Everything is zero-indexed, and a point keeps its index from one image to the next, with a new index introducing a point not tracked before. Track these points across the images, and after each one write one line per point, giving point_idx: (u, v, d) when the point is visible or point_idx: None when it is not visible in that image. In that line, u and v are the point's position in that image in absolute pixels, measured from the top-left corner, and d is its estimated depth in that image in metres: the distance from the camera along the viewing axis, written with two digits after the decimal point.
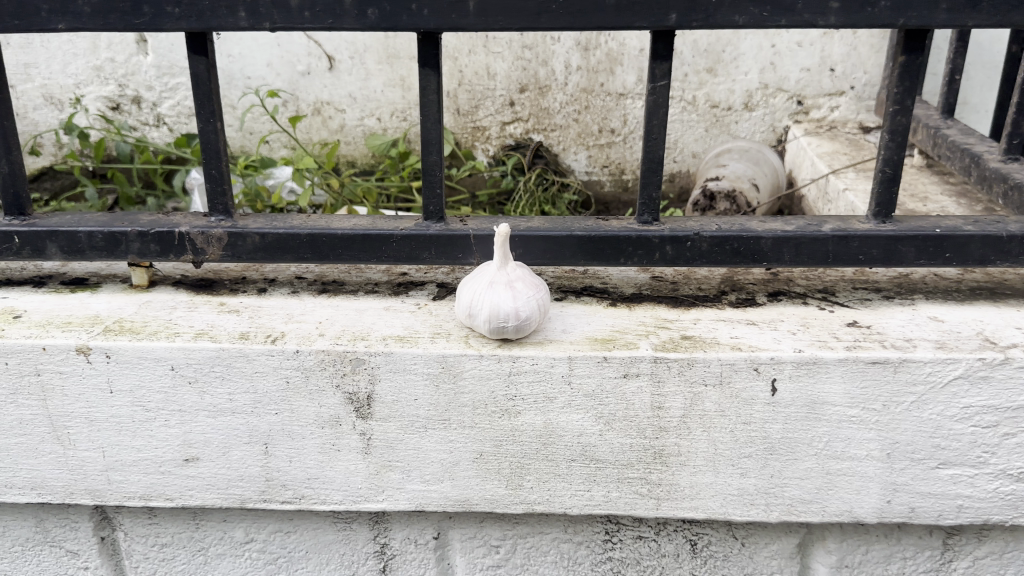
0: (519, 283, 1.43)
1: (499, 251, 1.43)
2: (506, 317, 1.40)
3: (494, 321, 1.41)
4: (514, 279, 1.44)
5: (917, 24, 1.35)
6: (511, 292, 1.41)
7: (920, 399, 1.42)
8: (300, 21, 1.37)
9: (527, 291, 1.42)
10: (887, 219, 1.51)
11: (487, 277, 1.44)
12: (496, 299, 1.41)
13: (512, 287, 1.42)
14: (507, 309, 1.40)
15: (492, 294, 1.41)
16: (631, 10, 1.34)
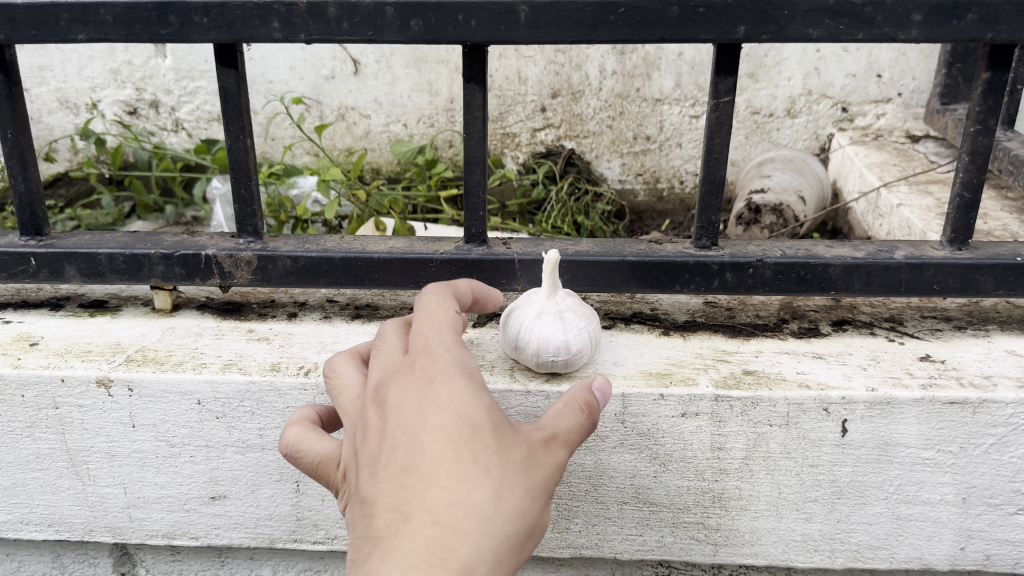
0: (570, 313, 1.31)
1: (548, 280, 1.30)
2: (556, 350, 1.30)
3: (542, 354, 1.30)
4: (565, 307, 1.32)
5: (1006, 38, 1.25)
6: (562, 323, 1.30)
7: (1000, 441, 1.32)
8: (338, 32, 1.28)
9: (578, 322, 1.31)
10: (963, 245, 1.41)
11: (535, 304, 1.32)
12: (545, 331, 1.30)
13: (564, 318, 1.31)
14: (558, 343, 1.29)
15: (541, 327, 1.30)
16: (696, 21, 1.24)
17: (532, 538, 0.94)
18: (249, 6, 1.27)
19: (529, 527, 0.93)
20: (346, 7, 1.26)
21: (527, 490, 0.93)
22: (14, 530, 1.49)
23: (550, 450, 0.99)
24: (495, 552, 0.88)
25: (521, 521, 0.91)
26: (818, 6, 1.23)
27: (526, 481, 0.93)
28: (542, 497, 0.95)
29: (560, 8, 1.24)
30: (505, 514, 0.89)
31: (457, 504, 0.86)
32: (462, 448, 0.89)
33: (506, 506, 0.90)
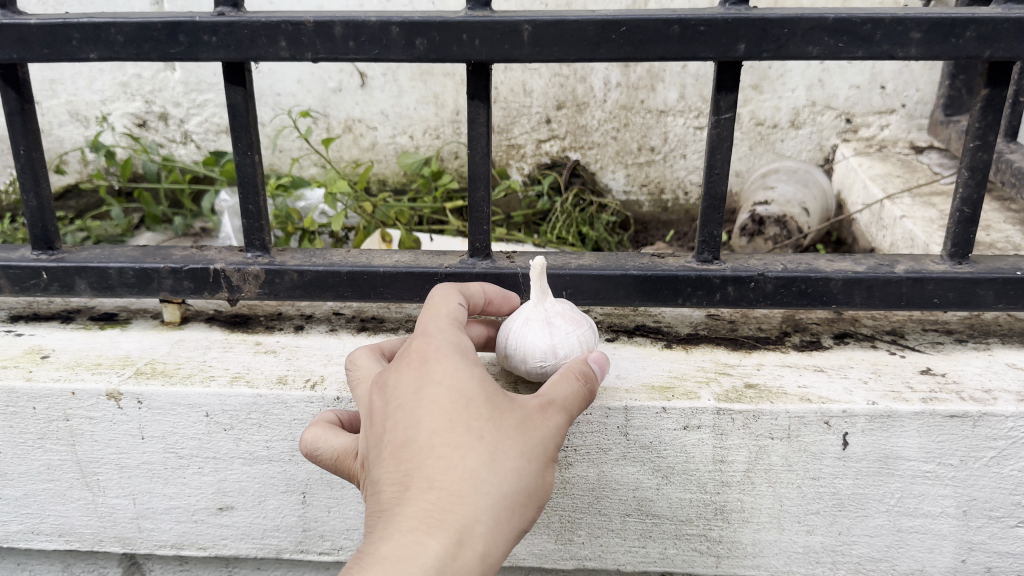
0: (558, 318, 1.28)
1: (536, 285, 1.27)
2: (541, 356, 1.26)
3: (530, 361, 1.27)
4: (553, 313, 1.28)
5: (1004, 56, 1.26)
6: (548, 328, 1.26)
7: (1000, 454, 1.33)
8: (344, 51, 1.30)
9: (567, 327, 1.27)
10: (964, 259, 1.43)
11: (522, 312, 1.29)
12: (532, 337, 1.26)
13: (550, 323, 1.27)
14: (543, 347, 1.26)
15: (527, 334, 1.27)
16: (697, 40, 1.26)
17: (534, 496, 0.99)
18: (257, 26, 1.30)
19: (529, 487, 0.98)
20: (351, 27, 1.28)
21: (523, 452, 0.99)
22: (25, 539, 1.51)
23: (549, 414, 1.05)
24: (491, 513, 0.94)
25: (517, 483, 0.97)
26: (817, 25, 1.25)
27: (523, 446, 0.99)
28: (543, 458, 1.01)
29: (562, 28, 1.26)
30: (499, 477, 0.96)
31: (452, 470, 0.94)
32: (453, 420, 0.97)
33: (500, 470, 0.96)
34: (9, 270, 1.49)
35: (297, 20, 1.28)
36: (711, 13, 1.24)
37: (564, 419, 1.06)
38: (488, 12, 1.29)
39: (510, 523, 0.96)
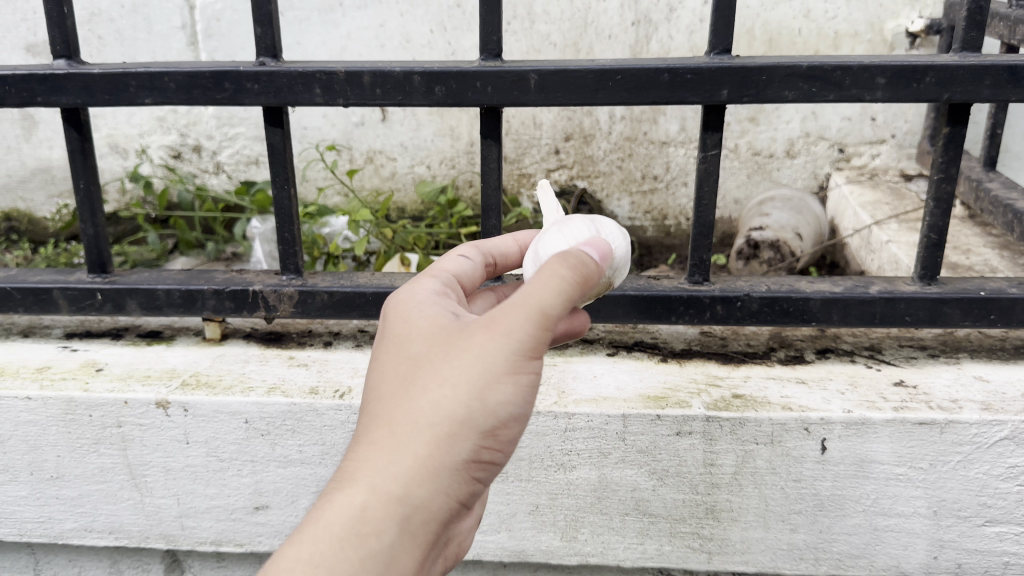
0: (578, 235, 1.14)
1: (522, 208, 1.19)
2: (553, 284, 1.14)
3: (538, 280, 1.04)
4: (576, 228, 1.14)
5: (961, 98, 1.40)
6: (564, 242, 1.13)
7: (966, 458, 1.45)
8: (372, 97, 1.48)
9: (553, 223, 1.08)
10: (933, 281, 1.57)
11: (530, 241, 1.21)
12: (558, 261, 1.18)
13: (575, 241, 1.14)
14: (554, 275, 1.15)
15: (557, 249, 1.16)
16: (684, 87, 1.42)
17: (477, 426, 0.84)
18: (295, 75, 1.47)
19: (467, 419, 0.84)
20: (379, 76, 1.46)
21: (459, 379, 0.83)
22: (78, 537, 1.65)
23: (487, 333, 0.84)
24: (419, 449, 0.83)
25: (448, 417, 0.83)
26: (792, 72, 1.40)
27: (461, 371, 0.83)
28: (490, 379, 0.83)
29: (565, 76, 1.43)
30: (429, 408, 0.83)
31: (369, 411, 0.87)
32: (391, 359, 0.89)
33: (431, 399, 0.83)
34: (68, 291, 1.65)
35: (331, 70, 1.46)
36: (696, 63, 1.41)
37: (529, 319, 0.83)
38: (500, 62, 1.46)
39: (450, 460, 0.84)
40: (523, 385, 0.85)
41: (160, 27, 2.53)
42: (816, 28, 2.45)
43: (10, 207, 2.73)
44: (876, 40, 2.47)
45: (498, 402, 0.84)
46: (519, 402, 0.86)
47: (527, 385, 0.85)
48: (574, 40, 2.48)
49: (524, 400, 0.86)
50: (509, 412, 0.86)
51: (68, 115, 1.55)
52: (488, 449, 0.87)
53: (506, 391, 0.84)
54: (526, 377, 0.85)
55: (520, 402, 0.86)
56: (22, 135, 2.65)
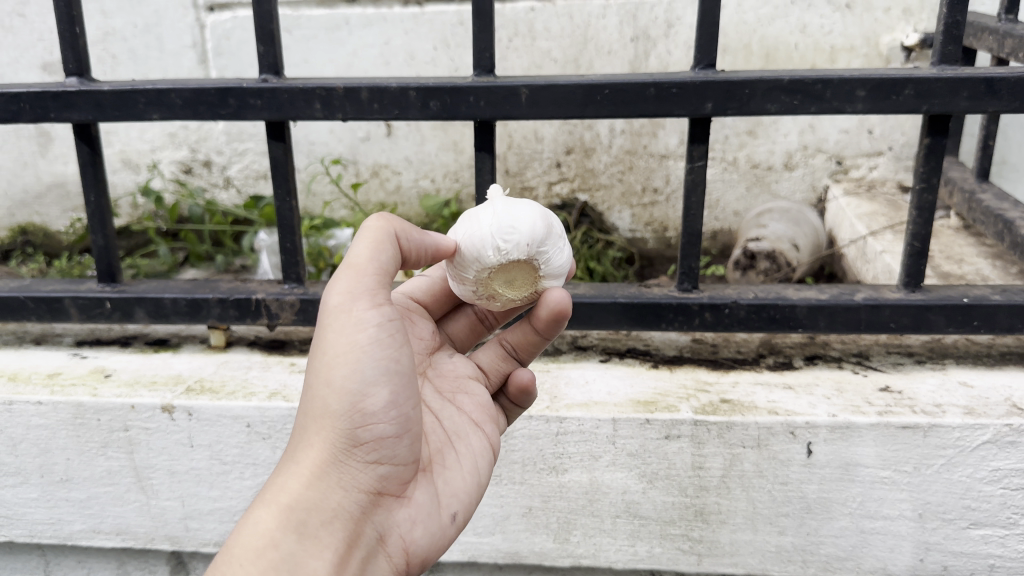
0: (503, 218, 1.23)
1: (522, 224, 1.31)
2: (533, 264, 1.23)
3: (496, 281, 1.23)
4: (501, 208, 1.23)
5: (940, 110, 1.45)
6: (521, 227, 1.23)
7: (950, 462, 1.48)
8: (370, 112, 1.53)
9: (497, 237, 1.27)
10: (917, 288, 1.60)
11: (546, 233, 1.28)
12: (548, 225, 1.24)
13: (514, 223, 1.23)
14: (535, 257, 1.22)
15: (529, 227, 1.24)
16: (670, 100, 1.47)
17: (336, 409, 1.07)
18: (296, 91, 1.53)
19: (327, 407, 1.08)
20: (376, 91, 1.51)
21: (317, 376, 1.09)
22: (86, 538, 1.70)
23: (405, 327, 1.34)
24: (306, 452, 1.08)
25: (319, 411, 1.08)
26: (775, 86, 1.45)
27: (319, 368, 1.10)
28: (333, 361, 1.08)
29: (554, 91, 1.48)
30: (307, 411, 1.10)
31: None
32: None
33: (308, 404, 1.11)
34: (79, 300, 1.71)
35: (329, 86, 1.51)
36: (681, 77, 1.46)
37: (346, 281, 1.09)
38: (492, 78, 1.51)
39: (326, 448, 1.08)
40: (360, 347, 1.07)
41: (171, 46, 2.60)
42: (812, 43, 2.49)
43: (26, 221, 2.81)
44: (871, 54, 2.50)
45: (347, 377, 1.07)
46: (367, 368, 1.08)
47: (370, 350, 1.08)
48: (574, 56, 2.53)
49: (371, 362, 1.08)
50: (361, 383, 1.07)
51: (79, 131, 1.61)
52: (358, 425, 1.08)
53: (348, 365, 1.07)
54: (365, 343, 1.08)
55: (367, 369, 1.07)
56: (38, 151, 2.73)
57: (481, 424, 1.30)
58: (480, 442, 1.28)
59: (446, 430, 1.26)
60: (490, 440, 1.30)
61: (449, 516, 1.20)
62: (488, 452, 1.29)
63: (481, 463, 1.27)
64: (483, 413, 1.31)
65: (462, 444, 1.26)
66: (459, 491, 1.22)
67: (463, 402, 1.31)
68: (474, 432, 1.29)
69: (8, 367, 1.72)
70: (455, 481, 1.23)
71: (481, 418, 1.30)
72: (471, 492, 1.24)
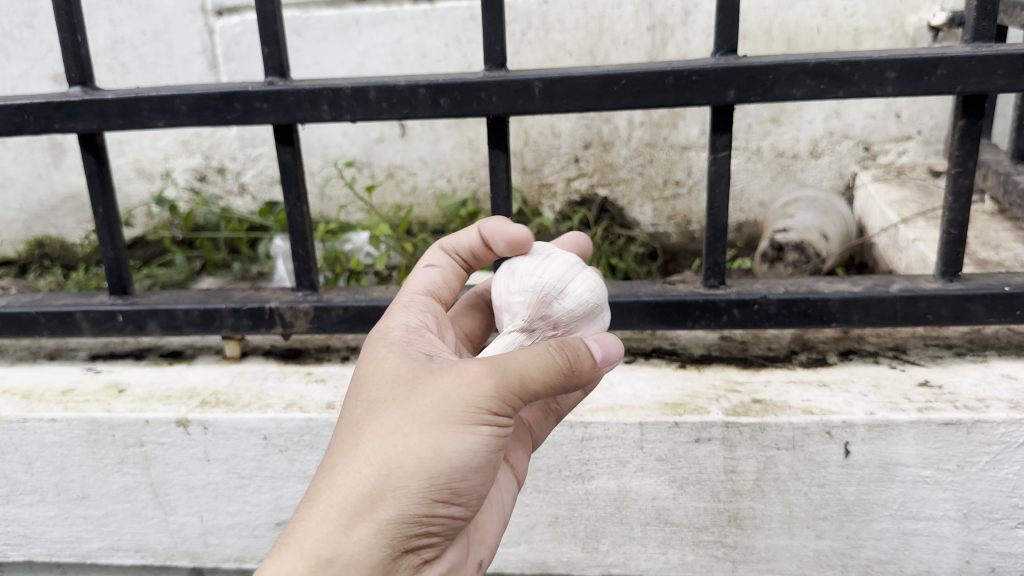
0: None
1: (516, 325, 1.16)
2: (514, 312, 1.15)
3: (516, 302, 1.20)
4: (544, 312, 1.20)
5: (975, 89, 1.38)
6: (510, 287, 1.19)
7: (995, 459, 1.41)
8: (379, 112, 1.48)
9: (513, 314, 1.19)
10: (955, 277, 1.53)
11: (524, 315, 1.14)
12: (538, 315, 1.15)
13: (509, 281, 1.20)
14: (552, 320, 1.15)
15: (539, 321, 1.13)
16: (690, 89, 1.42)
17: (432, 479, 0.95)
18: (302, 92, 1.49)
19: (420, 472, 0.94)
20: (384, 90, 1.47)
21: (420, 433, 0.95)
22: (105, 555, 1.67)
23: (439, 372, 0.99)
24: (361, 502, 0.94)
25: (397, 469, 0.94)
26: (799, 70, 1.39)
27: (418, 424, 0.95)
28: (446, 431, 0.94)
29: (569, 83, 1.43)
30: (384, 457, 0.95)
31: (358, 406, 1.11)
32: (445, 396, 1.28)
33: (388, 453, 0.95)
34: (90, 313, 1.68)
35: (336, 86, 1.47)
36: (701, 64, 1.40)
37: (509, 379, 0.94)
38: (504, 72, 1.46)
39: (388, 511, 0.94)
40: (483, 429, 0.95)
41: (181, 52, 2.57)
42: (836, 26, 2.41)
43: (42, 234, 2.79)
44: (897, 35, 2.41)
45: (456, 455, 0.95)
46: (477, 449, 0.96)
47: (487, 435, 0.96)
48: (590, 48, 2.47)
49: (482, 445, 0.96)
50: (466, 463, 0.96)
51: (84, 141, 1.58)
52: (441, 500, 0.97)
53: (463, 445, 0.95)
54: (487, 427, 0.95)
55: (479, 452, 0.97)
56: (52, 163, 2.72)
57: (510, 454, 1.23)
58: (505, 476, 1.22)
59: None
60: (514, 468, 1.24)
61: (477, 563, 1.13)
62: (514, 482, 1.23)
63: (506, 497, 1.21)
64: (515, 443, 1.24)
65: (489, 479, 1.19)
66: (487, 531, 1.16)
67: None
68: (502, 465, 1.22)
69: (21, 383, 1.69)
70: (486, 524, 1.16)
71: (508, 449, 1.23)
72: (497, 530, 1.18)
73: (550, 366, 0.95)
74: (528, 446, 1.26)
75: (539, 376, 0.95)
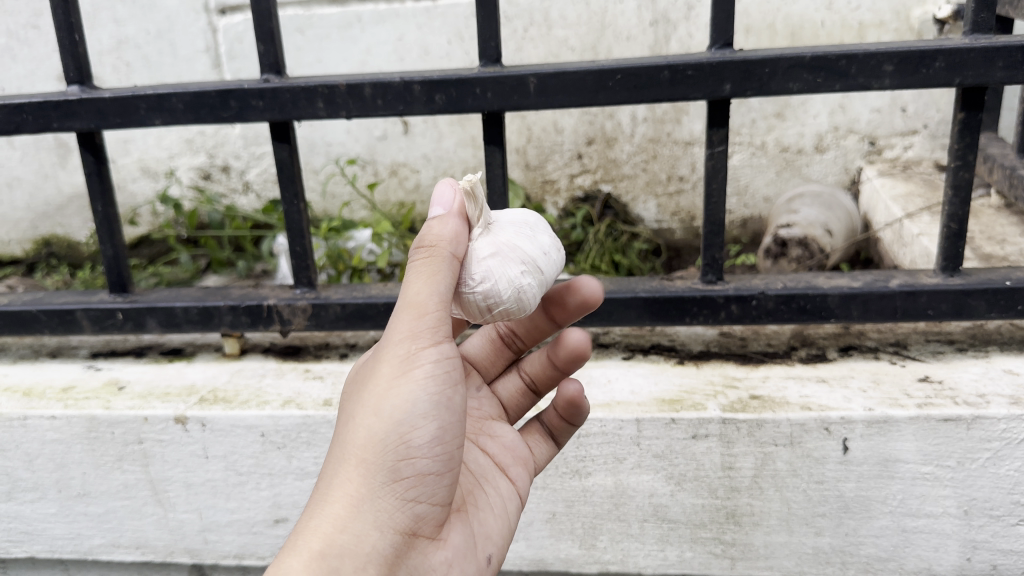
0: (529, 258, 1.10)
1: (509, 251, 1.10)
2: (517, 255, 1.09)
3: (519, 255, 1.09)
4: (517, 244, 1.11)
5: (973, 82, 1.37)
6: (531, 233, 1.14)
7: (996, 455, 1.39)
8: (374, 108, 1.49)
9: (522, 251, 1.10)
10: (956, 272, 1.52)
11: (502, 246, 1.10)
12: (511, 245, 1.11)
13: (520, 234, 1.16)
14: (513, 279, 1.06)
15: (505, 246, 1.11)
16: (686, 83, 1.41)
17: (382, 439, 1.00)
18: (298, 90, 1.49)
19: (372, 437, 1.00)
20: (379, 87, 1.47)
21: (364, 405, 1.02)
22: (106, 552, 1.68)
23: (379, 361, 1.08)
24: (338, 489, 1.00)
25: (355, 444, 1.01)
26: (796, 63, 1.38)
27: (364, 399, 1.02)
28: (383, 389, 1.01)
29: (564, 78, 1.43)
30: (342, 444, 1.02)
31: None
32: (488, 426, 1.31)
33: (344, 437, 1.02)
34: (90, 311, 1.69)
35: (331, 83, 1.47)
36: (697, 58, 1.39)
37: (413, 315, 1.02)
38: (499, 68, 1.45)
39: (363, 486, 1.00)
40: (417, 378, 1.01)
41: (185, 51, 2.58)
42: (839, 20, 2.39)
43: (49, 233, 2.80)
44: (902, 29, 2.39)
45: (397, 406, 1.01)
46: (420, 399, 1.01)
47: (424, 380, 1.02)
48: (592, 44, 2.46)
49: (426, 396, 1.02)
50: (413, 414, 1.01)
51: (83, 140, 1.59)
52: (404, 459, 1.01)
53: (400, 393, 1.01)
54: (419, 375, 1.01)
55: (426, 403, 1.02)
56: (58, 162, 2.73)
57: (506, 468, 1.26)
58: (507, 487, 1.24)
59: (474, 472, 1.22)
60: (515, 484, 1.26)
61: (485, 558, 1.16)
62: (516, 498, 1.25)
63: (510, 505, 1.23)
64: (513, 458, 1.27)
65: (490, 486, 1.22)
66: (493, 530, 1.18)
67: (486, 443, 1.27)
68: (501, 476, 1.24)
69: (23, 381, 1.70)
70: (490, 522, 1.18)
71: (508, 463, 1.26)
72: (503, 530, 1.20)
73: (427, 267, 1.02)
74: (525, 462, 1.29)
75: (429, 292, 1.01)
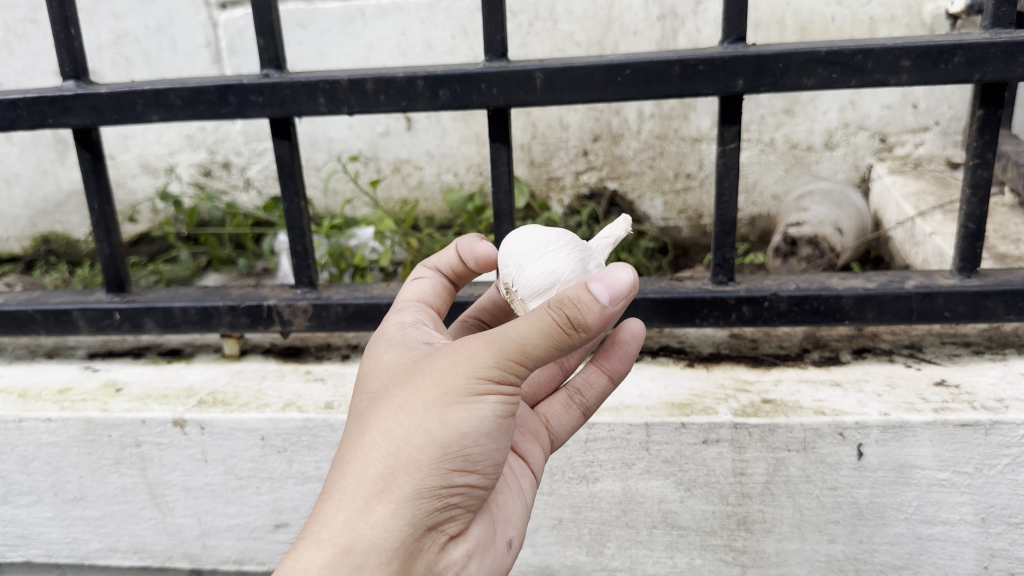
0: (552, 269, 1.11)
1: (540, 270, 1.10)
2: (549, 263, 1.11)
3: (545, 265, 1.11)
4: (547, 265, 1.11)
5: (993, 78, 1.33)
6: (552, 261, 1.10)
7: (1015, 461, 1.35)
8: (377, 105, 1.45)
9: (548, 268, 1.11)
10: (973, 273, 1.48)
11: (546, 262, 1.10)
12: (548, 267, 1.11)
13: (521, 254, 1.10)
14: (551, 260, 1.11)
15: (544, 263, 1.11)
16: (697, 78, 1.37)
17: (442, 451, 0.90)
18: (298, 85, 1.45)
19: (430, 443, 0.90)
20: (382, 82, 1.43)
21: (426, 407, 0.91)
22: (103, 556, 1.65)
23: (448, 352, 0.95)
24: (377, 485, 0.91)
25: (407, 446, 0.90)
26: (810, 58, 1.34)
27: (426, 399, 0.91)
28: (453, 401, 0.90)
29: (571, 73, 1.39)
30: (392, 438, 0.91)
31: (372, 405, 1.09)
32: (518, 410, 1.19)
33: (395, 431, 0.91)
34: (87, 312, 1.65)
35: (333, 79, 1.43)
36: (709, 53, 1.36)
37: (513, 339, 0.89)
38: (504, 62, 1.42)
39: (404, 490, 0.90)
40: (491, 399, 0.90)
41: (184, 46, 2.54)
42: (850, 15, 2.35)
43: (48, 230, 2.77)
44: (914, 23, 2.35)
45: (464, 423, 0.90)
46: (488, 420, 0.91)
47: (498, 401, 0.91)
48: (598, 38, 2.42)
49: (494, 417, 0.91)
50: (479, 430, 0.91)
51: (79, 136, 1.55)
52: (458, 470, 0.92)
53: (471, 410, 0.90)
54: (493, 397, 0.90)
55: (492, 422, 0.91)
56: (57, 159, 2.70)
57: (517, 445, 1.12)
58: (519, 463, 1.11)
59: None
60: (527, 460, 1.12)
61: (506, 542, 1.04)
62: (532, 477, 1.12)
63: (524, 483, 1.10)
64: (524, 432, 1.14)
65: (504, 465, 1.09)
66: (514, 514, 1.07)
67: None
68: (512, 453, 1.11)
69: (19, 383, 1.67)
70: (510, 505, 1.07)
71: (519, 439, 1.13)
72: (523, 512, 1.09)
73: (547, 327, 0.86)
74: (537, 436, 1.15)
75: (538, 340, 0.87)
